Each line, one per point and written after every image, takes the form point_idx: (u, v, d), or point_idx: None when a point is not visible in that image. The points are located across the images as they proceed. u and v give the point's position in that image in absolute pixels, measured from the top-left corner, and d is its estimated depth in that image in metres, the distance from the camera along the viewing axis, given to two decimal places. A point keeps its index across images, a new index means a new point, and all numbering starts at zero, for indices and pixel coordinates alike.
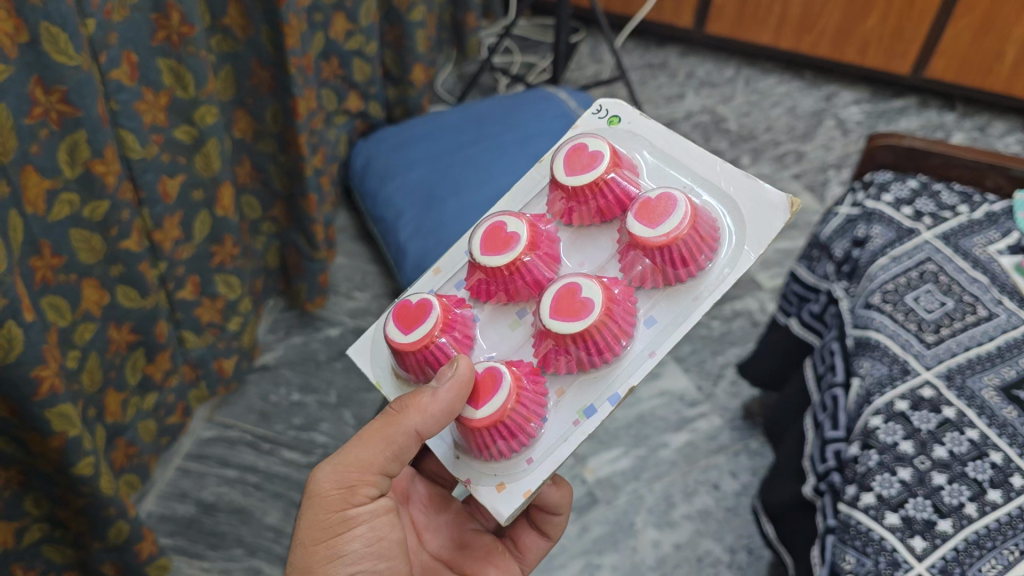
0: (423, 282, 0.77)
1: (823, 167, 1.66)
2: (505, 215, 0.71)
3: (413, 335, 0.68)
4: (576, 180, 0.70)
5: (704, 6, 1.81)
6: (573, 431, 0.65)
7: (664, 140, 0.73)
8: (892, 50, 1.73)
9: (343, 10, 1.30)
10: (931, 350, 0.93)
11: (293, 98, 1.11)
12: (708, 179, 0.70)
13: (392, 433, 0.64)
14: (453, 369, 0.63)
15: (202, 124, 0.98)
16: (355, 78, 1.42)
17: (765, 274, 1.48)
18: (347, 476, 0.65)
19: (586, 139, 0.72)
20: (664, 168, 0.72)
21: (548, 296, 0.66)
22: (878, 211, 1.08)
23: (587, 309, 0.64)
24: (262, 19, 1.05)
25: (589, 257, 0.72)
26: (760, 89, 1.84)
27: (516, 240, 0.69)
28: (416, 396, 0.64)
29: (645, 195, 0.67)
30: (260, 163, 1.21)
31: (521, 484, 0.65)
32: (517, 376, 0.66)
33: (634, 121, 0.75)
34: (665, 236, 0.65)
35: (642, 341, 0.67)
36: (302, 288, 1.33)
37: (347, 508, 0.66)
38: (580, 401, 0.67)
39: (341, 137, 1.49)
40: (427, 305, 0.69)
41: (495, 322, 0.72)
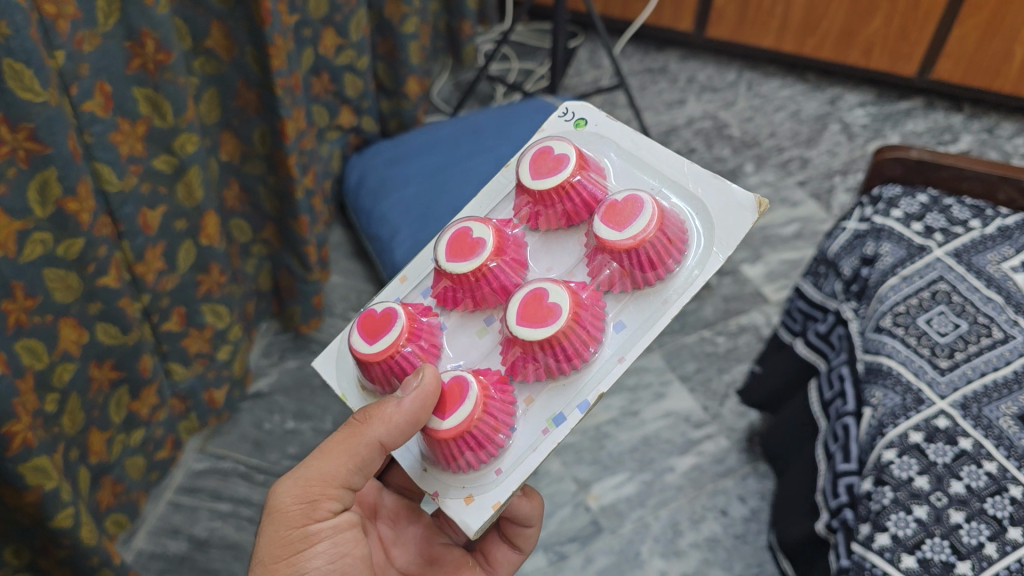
0: (390, 290, 0.76)
1: (829, 174, 1.62)
2: (472, 221, 0.70)
3: (379, 345, 0.66)
4: (542, 184, 0.69)
5: (705, 9, 1.77)
6: (541, 440, 0.64)
7: (628, 140, 0.72)
8: (896, 52, 1.69)
9: (332, 25, 1.26)
10: (945, 377, 0.90)
11: (282, 120, 1.06)
12: (676, 180, 0.69)
13: (355, 445, 0.63)
14: (419, 379, 0.62)
15: (183, 152, 0.94)
16: (347, 93, 1.36)
17: (771, 286, 1.43)
18: (309, 491, 0.64)
19: (552, 143, 0.71)
20: (631, 169, 0.71)
21: (514, 303, 0.65)
22: (888, 227, 1.04)
23: (553, 315, 0.63)
24: (247, 40, 1.01)
25: (557, 262, 0.71)
26: (762, 93, 1.80)
27: (483, 245, 0.68)
28: (381, 406, 0.62)
29: (613, 199, 0.67)
30: (248, 185, 1.16)
31: (490, 495, 0.63)
32: (485, 387, 0.64)
33: (601, 123, 0.74)
34: (631, 239, 0.64)
35: (610, 347, 0.65)
36: (296, 310, 1.29)
37: (308, 524, 0.65)
38: (549, 408, 0.65)
39: (333, 153, 1.42)
40: (392, 313, 0.67)
41: (461, 331, 0.71)
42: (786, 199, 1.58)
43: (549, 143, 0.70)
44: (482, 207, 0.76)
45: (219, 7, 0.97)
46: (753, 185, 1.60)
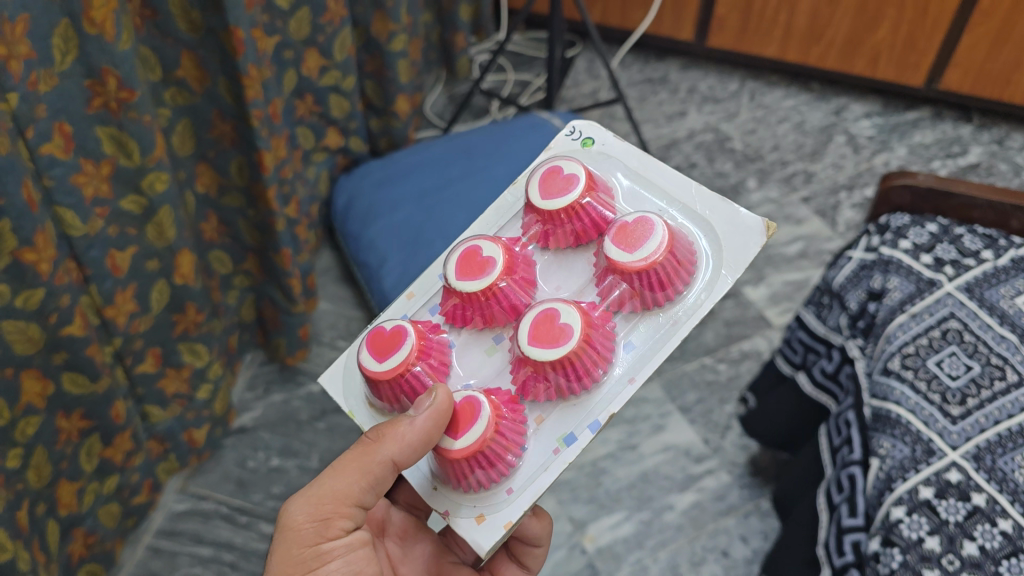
0: (396, 307, 0.73)
1: (834, 189, 1.57)
2: (481, 240, 0.69)
3: (389, 363, 0.65)
4: (552, 205, 0.68)
5: (705, 18, 1.71)
6: (552, 460, 0.62)
7: (637, 162, 0.72)
8: (903, 62, 1.64)
9: (315, 46, 1.20)
10: (957, 426, 0.85)
11: (259, 152, 1.01)
12: (684, 202, 0.69)
13: (369, 463, 0.61)
14: (431, 399, 0.61)
15: (151, 192, 0.89)
16: (333, 115, 1.31)
17: (774, 309, 1.39)
18: (322, 509, 0.62)
19: (562, 162, 0.70)
20: (639, 191, 0.71)
21: (526, 323, 0.64)
22: (896, 260, 0.99)
23: (566, 335, 0.62)
24: (219, 70, 0.97)
25: (566, 281, 0.70)
26: (765, 104, 1.75)
27: (493, 265, 0.67)
28: (393, 425, 0.61)
29: (623, 219, 0.65)
30: (228, 218, 1.11)
31: (502, 515, 0.61)
32: (497, 408, 0.62)
33: (608, 143, 0.74)
34: (642, 260, 0.63)
35: (621, 368, 0.64)
36: (280, 343, 1.23)
37: (321, 542, 0.62)
38: (560, 429, 0.63)
39: (321, 176, 1.37)
40: (402, 331, 0.66)
41: (471, 349, 0.69)
42: (790, 216, 1.53)
43: (559, 164, 0.69)
44: (487, 225, 0.74)
45: (189, 36, 0.93)
46: (756, 202, 1.55)
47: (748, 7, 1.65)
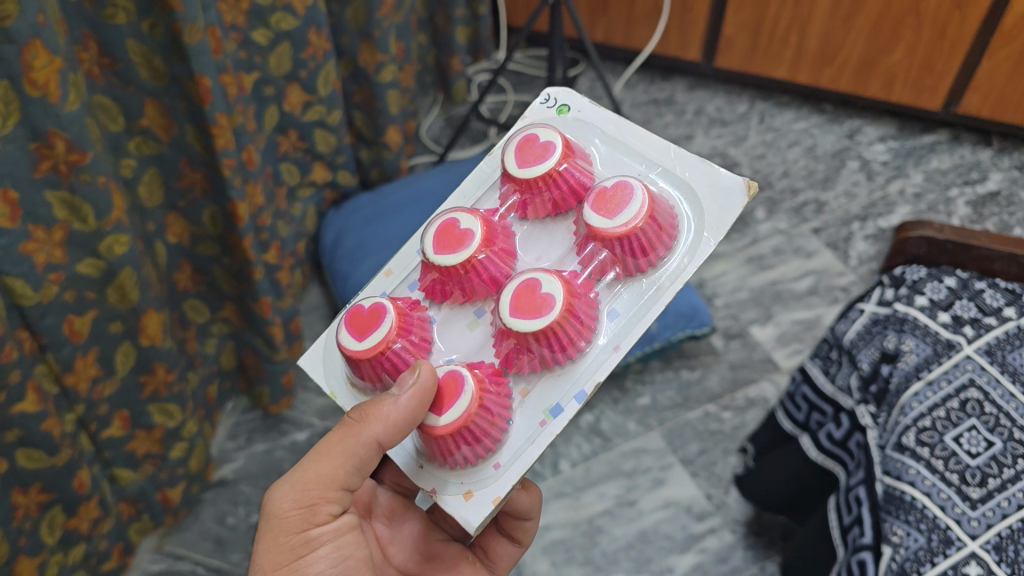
0: (375, 285, 0.73)
1: (846, 220, 1.51)
2: (458, 212, 0.69)
3: (368, 342, 0.65)
4: (530, 173, 0.68)
5: (713, 38, 1.64)
6: (540, 431, 0.63)
7: (615, 128, 0.72)
8: (920, 85, 1.57)
9: (297, 81, 1.13)
10: (978, 511, 0.79)
11: (232, 203, 0.92)
12: (664, 165, 0.69)
13: (355, 443, 0.60)
14: (415, 375, 0.60)
15: (110, 255, 0.84)
16: (319, 149, 1.23)
17: (782, 350, 1.32)
18: (308, 495, 0.60)
19: (538, 130, 0.70)
20: (618, 156, 0.71)
21: (507, 294, 0.64)
22: (912, 318, 0.93)
23: (548, 305, 0.62)
24: (187, 118, 0.90)
25: (546, 252, 0.70)
26: (776, 126, 1.67)
27: (471, 236, 0.67)
28: (376, 404, 0.60)
29: (601, 185, 0.66)
30: (203, 267, 1.05)
31: (490, 490, 0.62)
32: (481, 381, 0.63)
33: (585, 109, 0.74)
34: (624, 226, 0.64)
35: (605, 335, 0.65)
36: (264, 391, 1.17)
37: (309, 529, 0.60)
38: (546, 399, 0.64)
39: (308, 211, 1.30)
40: (381, 309, 0.66)
41: (452, 325, 0.69)
42: (799, 249, 1.46)
43: (535, 132, 0.70)
44: (466, 197, 0.74)
45: (152, 84, 0.86)
46: (764, 234, 1.48)
47: (758, 26, 1.58)
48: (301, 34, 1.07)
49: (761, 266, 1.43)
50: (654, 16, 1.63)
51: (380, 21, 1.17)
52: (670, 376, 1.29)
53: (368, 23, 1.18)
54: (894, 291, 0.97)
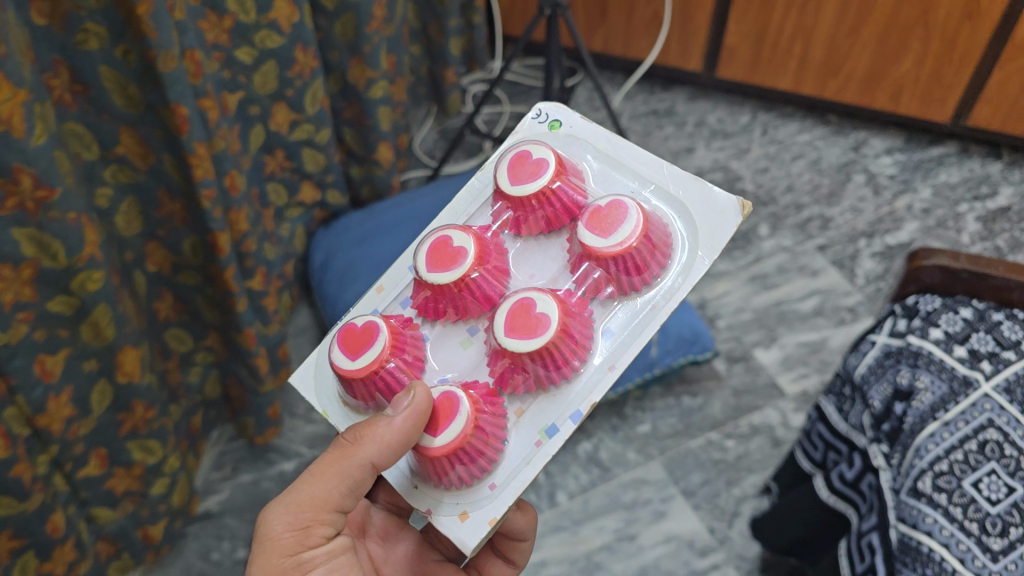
0: (365, 301, 0.71)
1: (852, 236, 1.46)
2: (450, 229, 0.66)
3: (362, 360, 0.62)
4: (524, 189, 0.66)
5: (714, 48, 1.60)
6: (534, 453, 0.61)
7: (607, 143, 0.70)
8: (929, 97, 1.52)
9: (284, 100, 1.08)
10: (999, 564, 0.76)
11: (213, 234, 0.88)
12: (656, 182, 0.67)
13: (348, 464, 0.59)
14: (409, 397, 0.59)
15: (83, 292, 0.79)
16: (307, 168, 1.18)
17: (787, 375, 1.28)
18: (300, 516, 0.59)
19: (531, 146, 0.68)
20: (611, 173, 0.69)
21: (501, 314, 0.62)
22: (926, 353, 0.89)
23: (543, 326, 0.60)
24: (165, 147, 0.85)
25: (541, 269, 0.68)
26: (779, 138, 1.63)
27: (465, 254, 0.64)
28: (371, 425, 0.58)
29: (596, 204, 0.64)
30: (184, 295, 1.00)
31: (486, 511, 0.60)
32: (476, 402, 0.61)
33: (577, 125, 0.72)
34: (618, 245, 0.62)
35: (599, 356, 0.63)
36: (249, 423, 1.13)
37: (302, 552, 0.59)
38: (541, 421, 0.62)
39: (296, 231, 1.26)
40: (374, 327, 0.63)
41: (445, 343, 0.67)
42: (804, 267, 1.42)
43: (528, 148, 0.67)
44: (456, 211, 0.71)
45: (128, 111, 0.81)
46: (767, 251, 1.44)
47: (761, 37, 1.54)
48: (286, 52, 1.03)
49: (765, 285, 1.39)
50: (654, 25, 1.59)
51: (370, 36, 1.13)
52: (671, 403, 1.25)
53: (357, 38, 1.13)
54: (911, 322, 0.93)
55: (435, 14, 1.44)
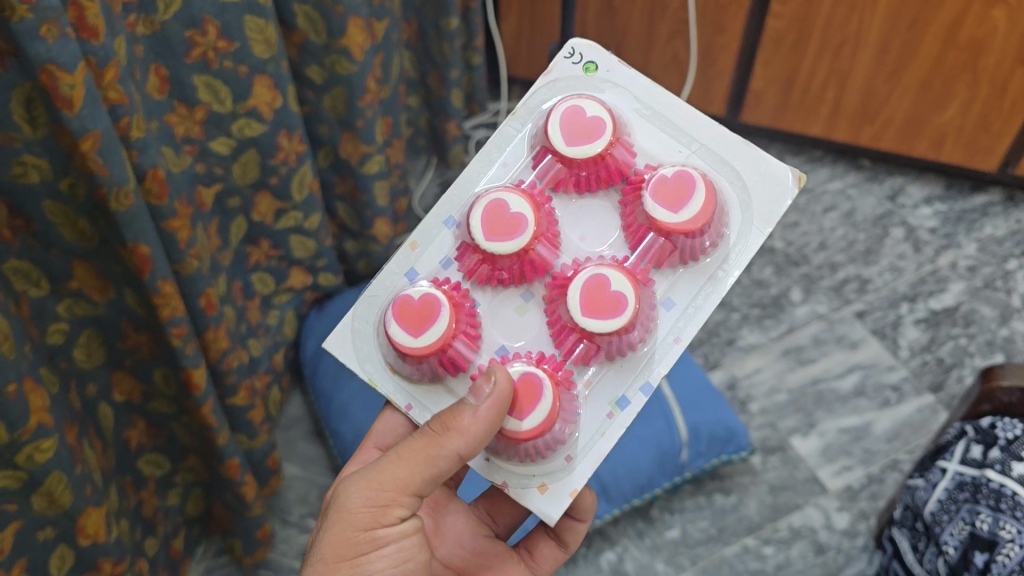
0: (399, 257, 0.75)
1: (893, 301, 1.35)
2: (503, 192, 0.72)
3: (428, 338, 0.70)
4: (582, 151, 0.73)
5: (739, 92, 1.47)
6: (609, 423, 0.70)
7: (647, 95, 0.76)
8: (974, 144, 1.41)
9: (268, 189, 0.96)
10: None
11: (186, 371, 0.75)
12: (701, 142, 0.75)
13: (435, 453, 0.64)
14: (491, 384, 0.65)
15: (30, 464, 0.64)
16: (296, 255, 1.06)
17: (828, 468, 1.17)
18: (381, 495, 0.64)
19: (583, 103, 0.74)
20: (659, 130, 0.76)
21: (577, 291, 0.70)
22: (1010, 493, 0.78)
23: (622, 305, 0.69)
24: (126, 281, 0.72)
25: (587, 229, 0.75)
26: (808, 187, 1.50)
27: (524, 223, 0.72)
28: (456, 416, 0.64)
29: (662, 175, 0.72)
30: (159, 422, 0.88)
31: (565, 484, 0.70)
32: (551, 374, 0.70)
33: (613, 69, 0.77)
34: (690, 223, 0.70)
35: (665, 325, 0.71)
36: (237, 543, 1.02)
37: (376, 528, 0.64)
38: (612, 392, 0.71)
39: (287, 316, 1.14)
40: (434, 302, 0.71)
41: (501, 309, 0.75)
42: (842, 338, 1.30)
43: (580, 104, 0.74)
44: (490, 157, 0.77)
45: (79, 245, 0.68)
46: (801, 320, 1.32)
47: (790, 81, 1.42)
48: (269, 139, 0.90)
49: (799, 360, 1.27)
50: (674, 68, 1.46)
51: (364, 110, 1.01)
52: (702, 502, 1.13)
53: (349, 113, 1.01)
54: (992, 452, 0.81)
55: (434, 65, 1.34)
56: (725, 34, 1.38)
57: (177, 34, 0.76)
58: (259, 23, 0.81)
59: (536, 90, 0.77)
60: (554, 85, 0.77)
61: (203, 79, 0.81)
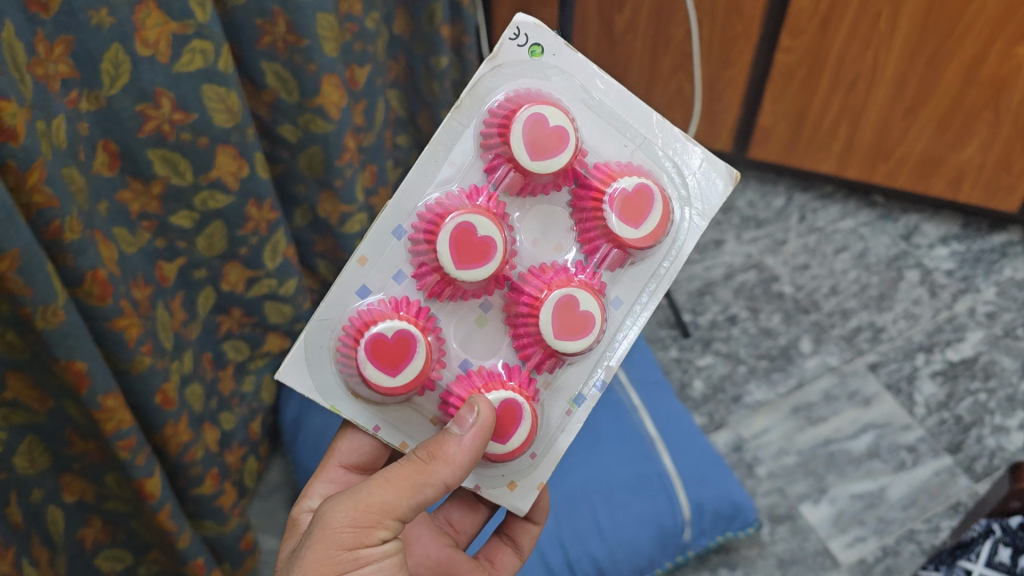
0: (350, 276, 0.65)
1: (909, 352, 1.27)
2: (470, 213, 0.63)
3: (404, 377, 0.63)
4: (549, 166, 0.64)
5: (747, 127, 1.40)
6: (567, 421, 0.68)
7: (597, 84, 0.67)
8: (993, 186, 1.34)
9: (237, 260, 0.89)
10: None
11: (137, 482, 0.70)
12: (646, 136, 0.68)
13: (422, 480, 0.57)
14: (474, 414, 0.59)
15: None
16: (271, 321, 1.00)
17: (840, 539, 1.10)
18: (365, 515, 0.55)
19: (544, 107, 0.63)
20: (602, 122, 0.67)
21: (546, 313, 0.65)
22: None
23: (590, 324, 0.65)
24: (64, 392, 0.65)
25: (541, 234, 0.69)
26: (818, 226, 1.44)
27: (493, 248, 0.64)
28: (441, 444, 0.58)
29: (622, 188, 0.65)
30: (116, 519, 0.81)
31: (533, 477, 0.67)
32: (521, 391, 0.65)
33: (560, 53, 0.66)
34: (647, 239, 0.66)
35: (612, 324, 0.68)
36: None
37: (358, 548, 0.55)
38: (568, 388, 0.68)
39: (264, 382, 1.07)
40: (409, 338, 0.63)
41: (460, 322, 0.69)
42: (854, 394, 1.23)
43: (542, 112, 0.63)
44: (436, 159, 0.66)
45: (8, 357, 0.61)
46: (811, 373, 1.25)
47: (801, 118, 1.35)
48: (236, 210, 0.83)
49: (810, 419, 1.20)
50: (677, 104, 1.39)
51: (342, 170, 0.94)
52: None
53: (327, 173, 0.94)
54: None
55: (425, 104, 1.27)
56: (733, 67, 1.31)
57: (126, 108, 0.69)
58: (220, 92, 0.74)
59: (482, 78, 0.65)
60: (500, 71, 0.65)
61: (160, 153, 0.74)
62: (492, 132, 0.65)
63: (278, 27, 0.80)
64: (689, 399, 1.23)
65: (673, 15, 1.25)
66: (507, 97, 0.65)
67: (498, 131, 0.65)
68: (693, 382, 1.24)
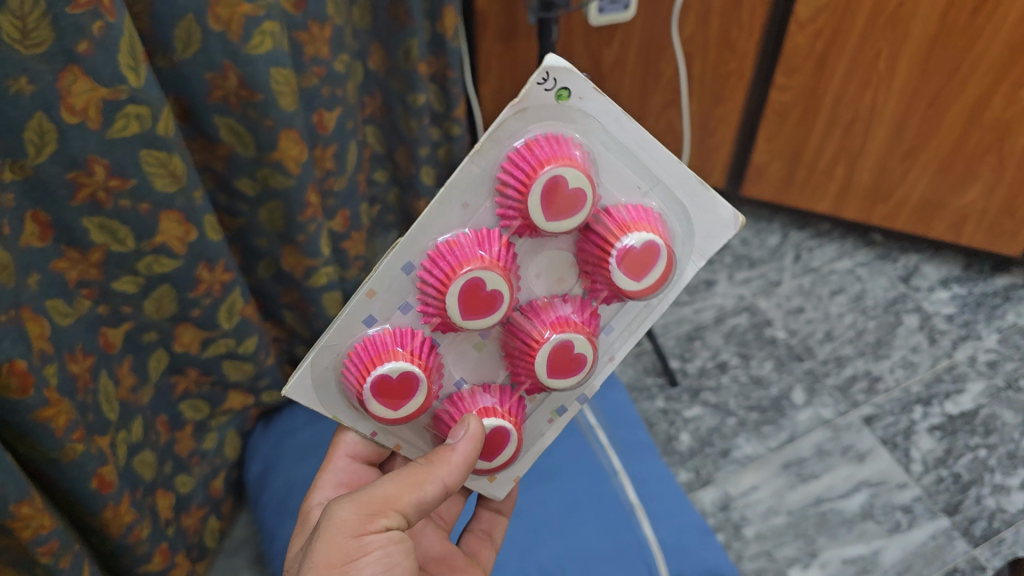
0: (355, 306, 0.59)
1: (906, 403, 1.22)
2: (479, 267, 0.57)
3: (405, 411, 0.59)
4: (562, 226, 0.57)
5: (741, 162, 1.35)
6: (549, 428, 0.70)
7: (620, 129, 0.59)
8: (996, 230, 1.29)
9: (190, 321, 0.84)
10: None
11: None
12: (661, 178, 0.61)
13: (420, 476, 0.56)
14: (465, 426, 0.59)
15: None
16: (231, 378, 0.95)
17: None
18: (368, 504, 0.54)
19: (563, 170, 0.55)
20: (619, 164, 0.61)
21: (541, 358, 0.60)
22: None
23: (582, 365, 0.61)
24: None
25: (546, 265, 0.63)
26: (814, 267, 1.40)
27: (501, 300, 0.58)
28: (435, 452, 0.58)
29: (629, 245, 0.58)
30: None
31: (511, 472, 0.70)
32: (509, 415, 0.62)
33: (587, 96, 0.58)
34: (646, 291, 0.60)
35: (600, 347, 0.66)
36: None
37: (363, 533, 0.53)
38: (555, 400, 0.69)
39: (227, 437, 1.03)
40: (411, 378, 0.58)
41: (459, 347, 0.64)
42: (849, 449, 1.17)
43: (564, 173, 0.55)
44: (450, 204, 0.58)
45: None
46: (803, 427, 1.19)
47: (797, 155, 1.30)
48: (185, 273, 0.79)
49: (801, 476, 1.15)
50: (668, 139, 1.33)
51: (306, 224, 0.89)
52: None
53: (289, 227, 0.89)
54: None
55: (403, 141, 1.22)
56: (726, 104, 1.26)
57: (58, 177, 0.64)
58: (162, 156, 0.70)
59: (504, 123, 0.57)
60: (524, 115, 0.57)
61: (96, 220, 0.69)
62: (508, 182, 0.57)
63: (230, 81, 0.75)
64: (675, 453, 1.17)
65: (662, 52, 1.18)
66: (529, 144, 0.57)
67: (515, 183, 0.57)
68: (680, 434, 1.19)
